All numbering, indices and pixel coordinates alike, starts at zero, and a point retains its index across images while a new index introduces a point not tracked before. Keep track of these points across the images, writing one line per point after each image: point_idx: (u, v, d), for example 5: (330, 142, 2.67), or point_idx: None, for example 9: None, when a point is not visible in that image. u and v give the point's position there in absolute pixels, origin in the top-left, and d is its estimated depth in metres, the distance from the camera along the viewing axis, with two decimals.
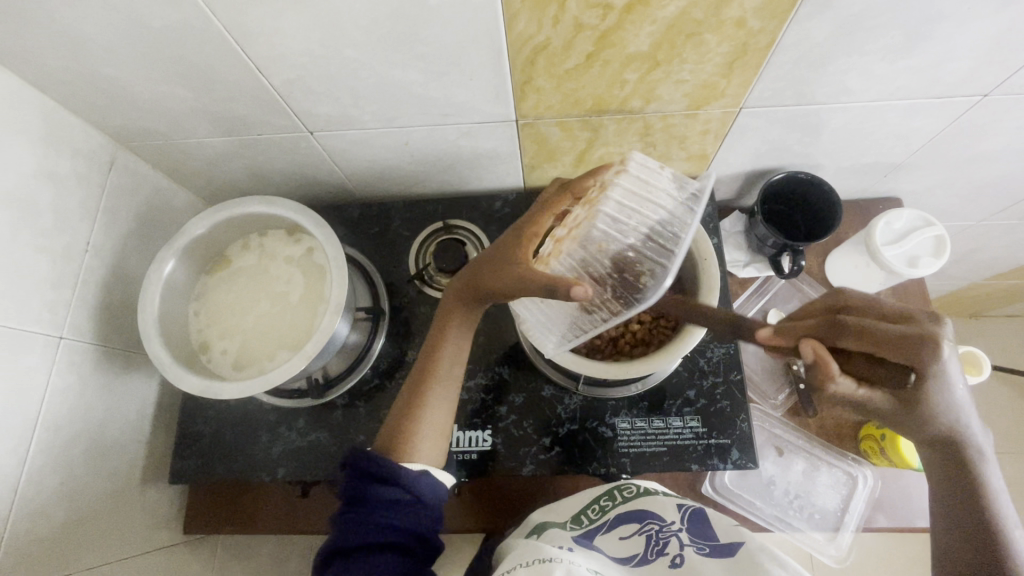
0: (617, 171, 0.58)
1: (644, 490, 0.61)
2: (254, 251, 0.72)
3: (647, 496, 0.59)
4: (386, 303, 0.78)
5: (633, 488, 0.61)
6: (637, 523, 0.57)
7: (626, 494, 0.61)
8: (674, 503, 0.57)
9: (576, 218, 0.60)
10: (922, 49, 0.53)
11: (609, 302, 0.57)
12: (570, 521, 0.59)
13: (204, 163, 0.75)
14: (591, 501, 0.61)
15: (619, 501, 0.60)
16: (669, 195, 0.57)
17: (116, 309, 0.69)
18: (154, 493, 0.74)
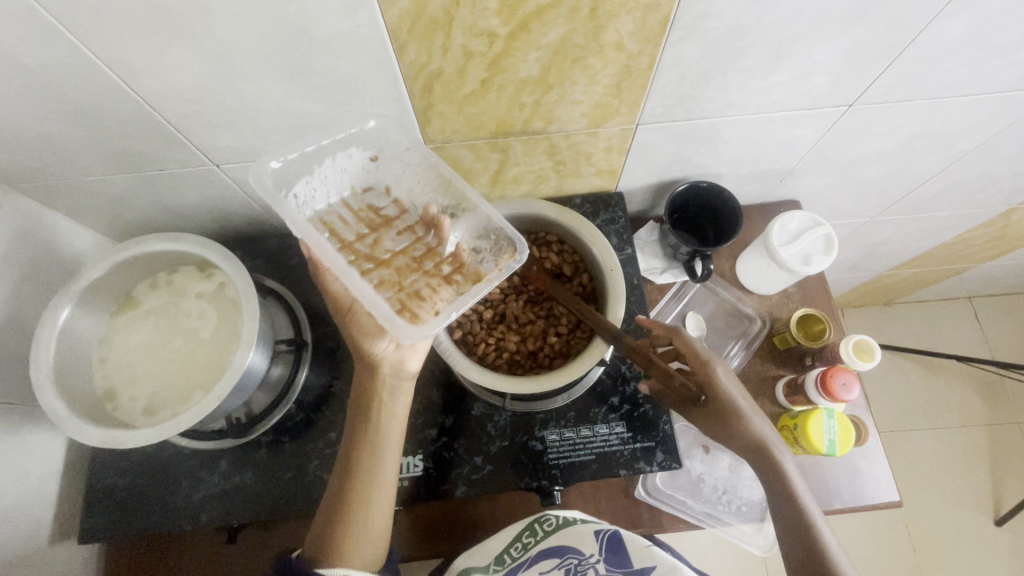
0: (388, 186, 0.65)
1: (564, 520, 0.63)
2: (162, 290, 0.70)
3: (568, 527, 0.62)
4: (309, 333, 0.76)
5: (553, 519, 0.63)
6: (558, 558, 0.62)
7: (547, 529, 0.63)
8: (591, 530, 0.62)
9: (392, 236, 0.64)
10: (786, 66, 0.58)
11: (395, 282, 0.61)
12: (494, 562, 0.62)
13: (106, 201, 0.72)
14: (514, 537, 0.63)
15: (541, 535, 0.63)
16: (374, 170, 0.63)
17: (9, 361, 0.65)
18: (64, 555, 0.69)
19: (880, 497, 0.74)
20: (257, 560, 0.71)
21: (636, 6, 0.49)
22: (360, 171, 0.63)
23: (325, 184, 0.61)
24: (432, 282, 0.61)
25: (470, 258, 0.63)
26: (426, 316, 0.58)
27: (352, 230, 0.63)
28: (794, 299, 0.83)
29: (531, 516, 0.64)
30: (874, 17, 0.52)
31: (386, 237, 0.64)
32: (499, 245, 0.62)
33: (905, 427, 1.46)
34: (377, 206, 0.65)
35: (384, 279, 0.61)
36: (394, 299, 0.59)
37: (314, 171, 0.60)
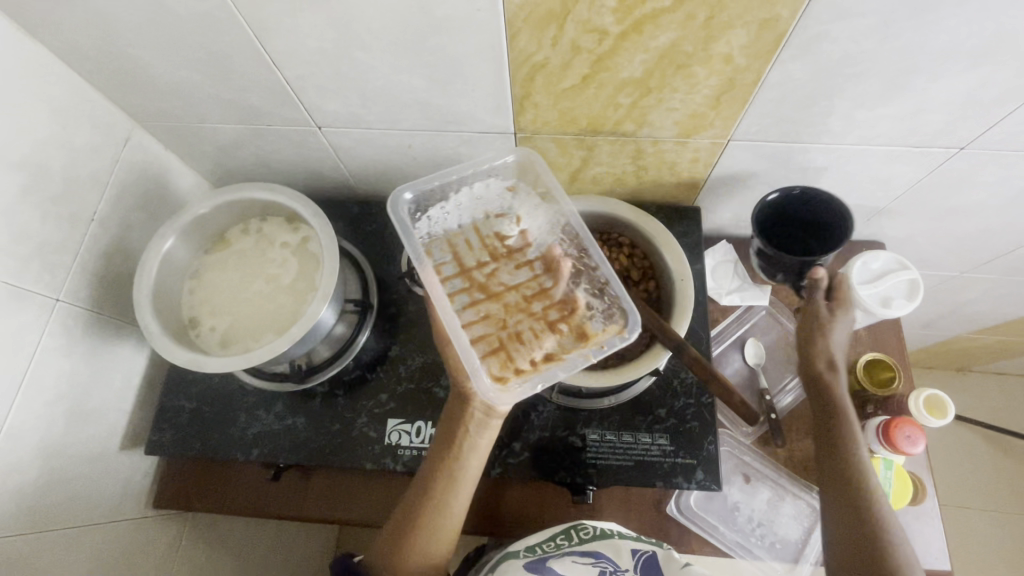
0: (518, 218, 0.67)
1: (601, 532, 0.62)
2: (251, 236, 0.75)
3: (604, 538, 0.61)
4: (375, 298, 0.80)
5: (590, 529, 0.62)
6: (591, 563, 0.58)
7: (583, 535, 0.61)
8: (630, 547, 0.59)
9: (510, 270, 0.65)
10: (897, 99, 0.56)
11: (495, 315, 0.62)
12: (525, 550, 0.60)
13: (216, 148, 0.78)
14: (549, 537, 0.62)
15: (575, 541, 0.61)
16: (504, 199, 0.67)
17: (114, 278, 0.72)
18: (130, 463, 0.76)
19: (927, 564, 0.69)
20: (295, 501, 0.75)
21: (754, 18, 0.49)
22: (494, 199, 0.67)
23: (457, 208, 0.66)
24: (534, 326, 0.61)
25: (581, 311, 0.61)
26: (515, 367, 0.58)
27: (474, 254, 0.65)
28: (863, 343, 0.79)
29: (569, 524, 0.63)
30: (1005, 57, 0.50)
31: (504, 269, 0.65)
32: (612, 310, 0.60)
33: (961, 503, 1.36)
34: (503, 234, 0.66)
35: (490, 313, 0.62)
36: (493, 336, 0.60)
37: (451, 197, 0.66)
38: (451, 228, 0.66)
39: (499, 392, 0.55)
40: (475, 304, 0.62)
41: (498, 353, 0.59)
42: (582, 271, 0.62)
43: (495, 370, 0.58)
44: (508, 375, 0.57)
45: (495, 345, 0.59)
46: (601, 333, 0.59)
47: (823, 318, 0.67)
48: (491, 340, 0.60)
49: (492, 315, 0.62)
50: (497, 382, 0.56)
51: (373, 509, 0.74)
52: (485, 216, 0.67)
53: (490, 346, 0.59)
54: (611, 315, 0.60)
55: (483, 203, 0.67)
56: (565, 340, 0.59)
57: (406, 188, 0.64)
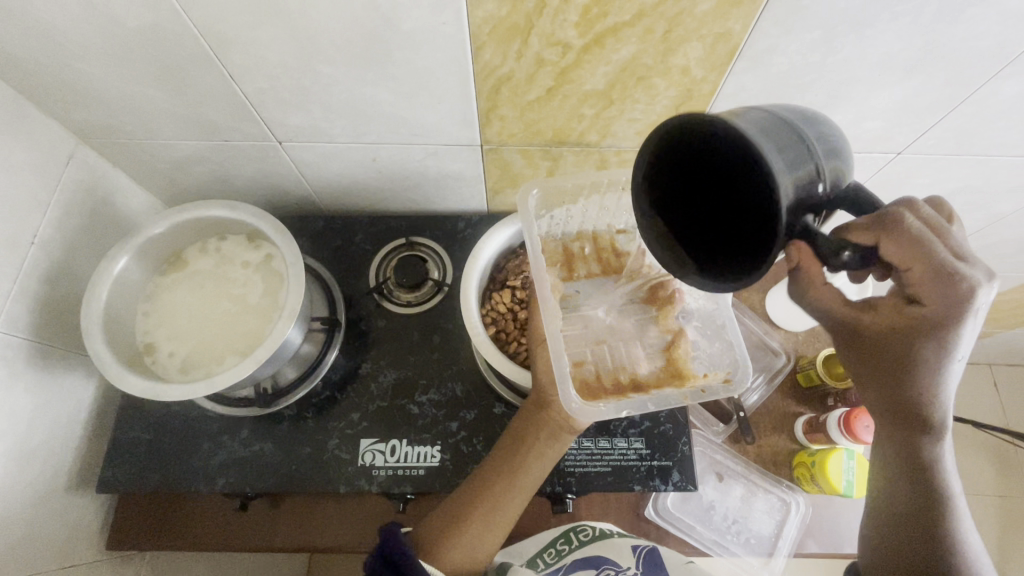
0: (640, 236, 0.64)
1: (599, 532, 0.66)
2: (209, 255, 0.72)
3: (604, 538, 0.65)
4: (343, 316, 0.77)
5: (589, 530, 0.67)
6: (593, 569, 0.62)
7: (582, 537, 0.66)
8: (629, 546, 0.63)
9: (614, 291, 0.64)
10: (842, 107, 0.60)
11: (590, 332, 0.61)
12: (527, 565, 0.65)
13: (169, 164, 0.75)
14: (549, 544, 0.67)
15: (576, 544, 0.65)
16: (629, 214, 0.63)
17: (58, 304, 0.67)
18: (79, 503, 0.70)
19: None
20: (264, 532, 0.72)
21: (708, 33, 0.51)
22: (621, 212, 0.64)
23: (579, 213, 0.64)
24: (637, 352, 0.59)
25: (686, 346, 0.58)
26: (603, 389, 0.56)
27: (585, 264, 0.65)
28: (821, 338, 0.83)
29: (567, 526, 0.67)
30: (933, 69, 0.54)
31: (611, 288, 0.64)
32: (720, 358, 0.56)
33: None
34: (621, 251, 0.65)
35: (589, 327, 0.61)
36: (585, 351, 0.59)
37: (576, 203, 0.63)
38: (569, 233, 0.65)
39: (581, 406, 0.53)
40: (578, 317, 0.62)
41: (590, 372, 0.58)
42: (694, 309, 0.60)
43: (581, 383, 0.56)
44: (595, 393, 0.55)
45: (586, 360, 0.59)
46: (701, 377, 0.55)
47: (875, 324, 0.44)
48: (589, 357, 0.59)
49: (592, 332, 0.62)
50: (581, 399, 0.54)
51: (350, 532, 0.71)
52: (609, 229, 0.65)
53: (581, 360, 0.59)
54: (717, 362, 0.56)
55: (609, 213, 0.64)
56: (664, 372, 0.57)
57: (535, 186, 0.60)
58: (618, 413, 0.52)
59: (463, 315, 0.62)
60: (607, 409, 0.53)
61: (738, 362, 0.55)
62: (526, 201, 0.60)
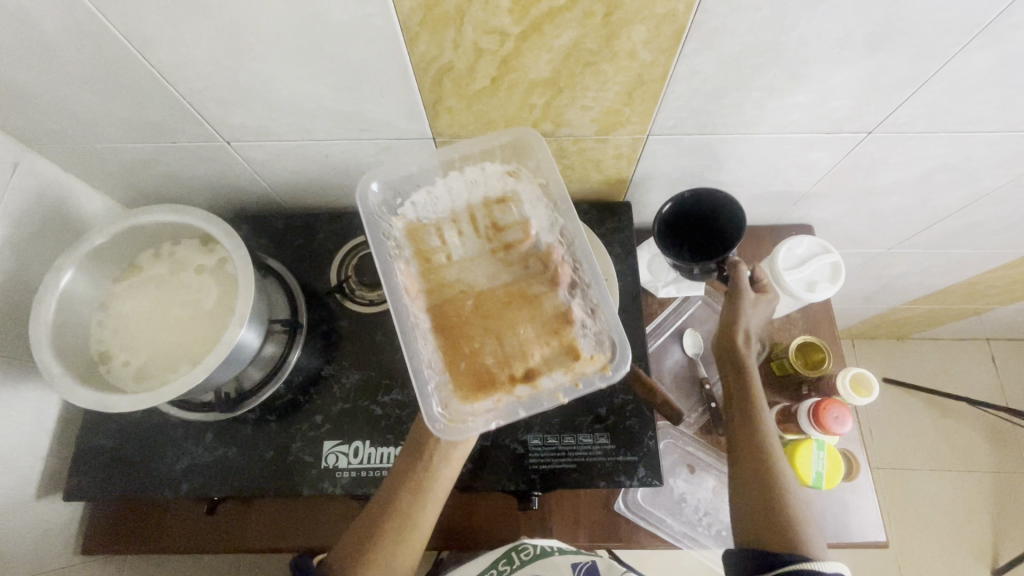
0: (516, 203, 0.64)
1: (541, 549, 0.64)
2: (164, 260, 0.70)
3: (544, 557, 0.64)
4: (306, 317, 0.76)
5: (530, 548, 0.64)
6: None
7: (524, 557, 0.64)
8: (569, 563, 0.63)
9: (497, 271, 0.63)
10: (805, 87, 0.57)
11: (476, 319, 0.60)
12: None
13: (122, 167, 0.74)
14: (491, 563, 0.65)
15: (517, 565, 0.64)
16: (497, 180, 0.64)
17: (13, 314, 0.67)
18: (49, 509, 0.71)
19: (865, 536, 0.72)
20: (235, 534, 0.72)
21: (651, 14, 0.48)
22: (494, 181, 0.64)
23: (446, 193, 0.64)
24: (525, 332, 0.60)
25: (575, 325, 0.60)
26: (485, 392, 0.58)
27: (467, 243, 0.64)
28: (796, 325, 0.81)
29: (508, 545, 0.66)
30: (897, 45, 0.51)
31: (496, 262, 0.63)
32: (602, 338, 0.59)
33: (906, 465, 1.44)
34: (500, 222, 0.64)
35: (473, 315, 0.60)
36: (470, 344, 0.59)
37: (436, 182, 0.64)
38: (441, 214, 0.65)
39: (448, 426, 0.56)
40: (457, 301, 0.62)
41: (480, 370, 0.58)
42: (579, 283, 0.61)
43: (461, 385, 0.58)
44: (476, 397, 0.58)
45: (471, 356, 0.59)
46: (585, 359, 0.58)
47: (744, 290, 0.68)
48: (476, 346, 0.60)
49: (479, 314, 0.61)
50: (456, 411, 0.57)
51: (317, 535, 0.72)
52: (484, 200, 0.64)
53: (463, 359, 0.58)
54: (601, 343, 0.59)
55: (477, 187, 0.64)
56: (547, 356, 0.59)
57: (375, 179, 0.63)
58: (487, 427, 0.55)
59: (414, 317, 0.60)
60: (477, 425, 0.56)
61: (612, 346, 0.58)
62: (367, 193, 0.62)
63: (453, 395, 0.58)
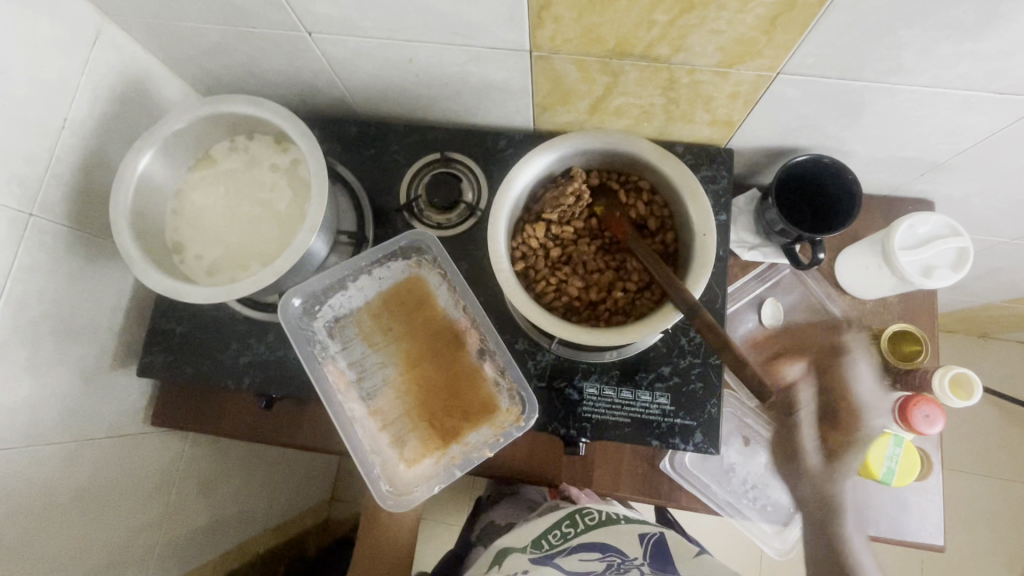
0: (419, 287, 0.69)
1: (604, 518, 0.69)
2: (238, 154, 0.68)
3: (607, 525, 0.68)
4: (371, 231, 0.74)
5: (594, 515, 0.70)
6: (599, 550, 0.65)
7: (588, 522, 0.69)
8: (636, 534, 0.66)
9: (411, 353, 0.67)
10: (993, 32, 0.46)
11: (401, 398, 0.66)
12: (533, 545, 0.69)
13: (200, 51, 0.70)
14: (557, 526, 0.70)
15: (581, 529, 0.69)
16: (394, 270, 0.69)
17: (93, 191, 0.67)
18: (123, 381, 0.75)
19: (921, 537, 0.69)
20: (289, 430, 0.75)
21: None
22: (396, 269, 0.69)
23: (357, 291, 0.68)
24: (441, 405, 0.65)
25: (488, 382, 0.66)
26: (425, 454, 0.65)
27: (381, 330, 0.68)
28: (891, 310, 0.74)
29: (574, 510, 0.71)
30: None
31: (411, 345, 0.68)
32: (512, 394, 0.65)
33: (957, 467, 1.37)
34: (411, 301, 0.69)
35: (400, 403, 0.66)
36: (401, 424, 0.65)
37: (350, 284, 0.68)
38: (356, 305, 0.68)
39: (402, 496, 0.63)
40: (387, 387, 0.66)
41: (418, 446, 0.65)
42: (485, 349, 0.66)
43: (405, 456, 0.65)
44: (417, 464, 0.64)
45: (406, 432, 0.65)
46: (502, 413, 0.65)
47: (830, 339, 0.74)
48: (407, 425, 0.65)
49: (405, 396, 0.66)
50: (402, 483, 0.64)
51: None
52: (391, 289, 0.69)
53: (399, 439, 0.65)
54: (514, 396, 0.65)
55: (382, 278, 0.69)
56: (466, 420, 0.65)
57: (292, 297, 0.65)
58: (431, 492, 0.63)
59: (487, 239, 0.56)
60: (423, 491, 0.63)
61: (523, 399, 0.64)
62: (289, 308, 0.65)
63: (400, 464, 0.64)
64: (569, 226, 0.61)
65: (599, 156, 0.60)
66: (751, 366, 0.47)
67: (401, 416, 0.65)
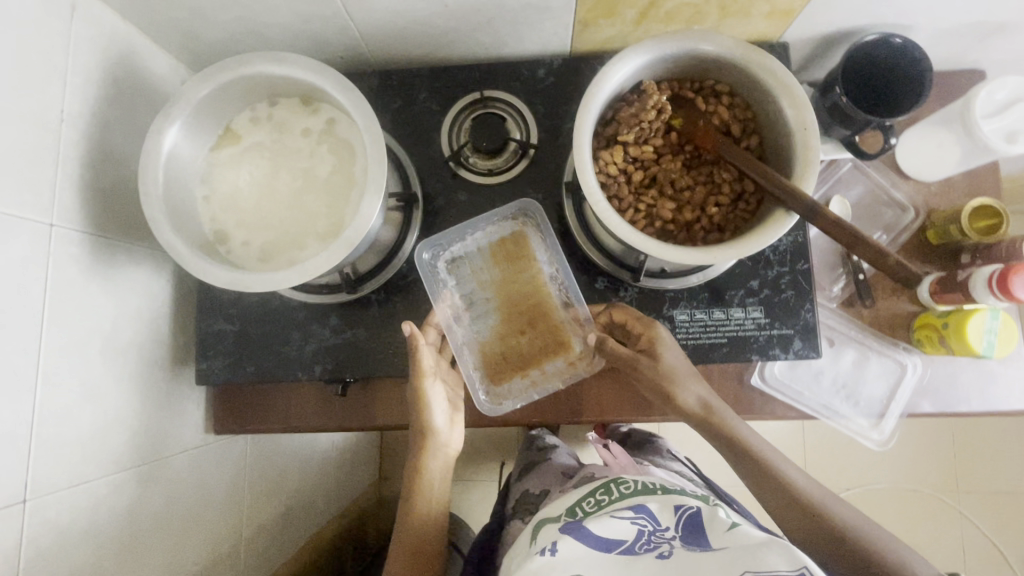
0: (523, 241, 0.66)
1: (641, 486, 0.57)
2: (263, 124, 0.61)
3: (646, 493, 0.55)
4: (418, 190, 0.69)
5: (632, 483, 0.58)
6: (633, 515, 0.53)
7: (623, 489, 0.57)
8: (673, 503, 0.53)
9: (513, 298, 0.66)
10: None
11: (492, 340, 0.65)
12: (566, 513, 0.58)
13: (192, 14, 0.61)
14: (590, 493, 0.59)
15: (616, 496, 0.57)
16: (502, 227, 0.66)
17: (108, 191, 0.60)
18: (179, 394, 0.70)
19: (1013, 403, 0.70)
20: (368, 415, 0.71)
21: None
22: (504, 227, 0.66)
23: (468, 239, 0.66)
24: (534, 344, 0.65)
25: (575, 328, 0.65)
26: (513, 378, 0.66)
27: (484, 276, 0.66)
28: (958, 189, 0.73)
29: (610, 479, 0.59)
30: None
31: (510, 292, 0.66)
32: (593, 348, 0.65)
33: None
34: (514, 257, 0.66)
35: (496, 338, 0.65)
36: (495, 353, 0.65)
37: (466, 234, 0.66)
38: (467, 252, 0.67)
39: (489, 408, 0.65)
40: (483, 323, 0.66)
41: (508, 373, 0.66)
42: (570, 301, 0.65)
43: (495, 376, 0.65)
44: (505, 383, 0.65)
45: (498, 359, 0.65)
46: (576, 360, 0.66)
47: (904, 227, 0.73)
48: (500, 355, 0.65)
49: (500, 332, 0.65)
50: (492, 397, 0.66)
51: None
52: (500, 241, 0.66)
53: (492, 365, 0.65)
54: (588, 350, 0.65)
55: (490, 233, 0.66)
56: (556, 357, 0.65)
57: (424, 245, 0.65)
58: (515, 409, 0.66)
59: (574, 170, 0.51)
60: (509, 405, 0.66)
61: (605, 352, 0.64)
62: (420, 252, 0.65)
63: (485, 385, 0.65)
64: (649, 145, 0.57)
65: (675, 62, 0.55)
66: (891, 256, 0.49)
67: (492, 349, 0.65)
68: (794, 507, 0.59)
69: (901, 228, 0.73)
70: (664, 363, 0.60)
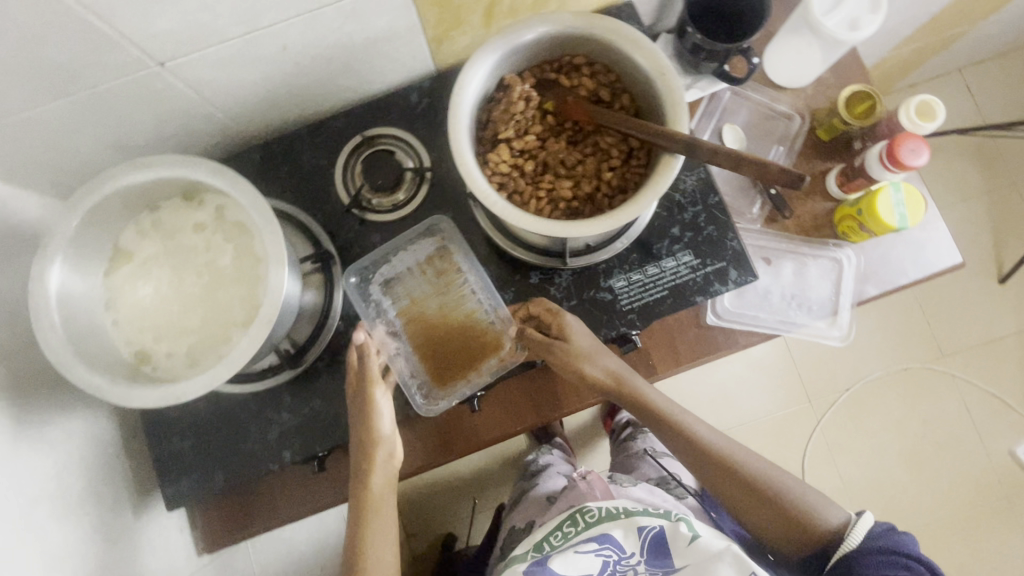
0: (448, 251, 0.68)
1: (606, 511, 0.63)
2: (152, 231, 0.59)
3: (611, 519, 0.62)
4: (332, 245, 0.68)
5: (595, 509, 0.63)
6: (598, 546, 0.61)
7: (590, 519, 0.63)
8: (635, 526, 0.61)
9: (445, 305, 0.67)
10: None
11: (426, 350, 0.66)
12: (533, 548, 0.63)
13: (47, 147, 0.59)
14: (557, 525, 0.64)
15: (582, 526, 0.63)
16: (427, 245, 0.68)
17: (12, 348, 0.57)
18: (155, 527, 0.67)
19: (944, 262, 0.74)
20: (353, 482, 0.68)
21: None
22: (428, 245, 0.68)
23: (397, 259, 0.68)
24: (472, 341, 0.66)
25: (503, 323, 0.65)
26: (454, 377, 0.66)
27: (416, 291, 0.68)
28: (830, 85, 0.76)
29: (574, 507, 0.65)
30: None
31: (442, 301, 0.67)
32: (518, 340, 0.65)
33: None
34: (442, 270, 0.68)
35: (432, 343, 0.66)
36: (433, 357, 0.66)
37: (392, 256, 0.67)
38: (398, 272, 0.68)
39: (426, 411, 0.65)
40: (417, 333, 0.66)
41: (449, 373, 0.66)
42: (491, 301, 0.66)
43: (436, 378, 0.66)
44: (447, 384, 0.66)
45: (437, 362, 0.66)
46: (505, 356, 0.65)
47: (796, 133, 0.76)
48: (438, 358, 0.66)
49: (434, 337, 0.66)
50: (431, 399, 0.65)
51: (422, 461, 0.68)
52: (427, 257, 0.68)
53: (431, 369, 0.66)
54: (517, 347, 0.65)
55: (417, 252, 0.68)
56: (494, 351, 0.66)
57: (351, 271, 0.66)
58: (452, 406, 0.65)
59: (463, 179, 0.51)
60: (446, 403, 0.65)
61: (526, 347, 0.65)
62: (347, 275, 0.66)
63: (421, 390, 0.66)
64: (529, 134, 0.58)
65: (527, 50, 0.56)
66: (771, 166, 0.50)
67: (427, 356, 0.66)
68: (715, 467, 0.64)
69: (793, 135, 0.76)
70: (574, 345, 0.61)
